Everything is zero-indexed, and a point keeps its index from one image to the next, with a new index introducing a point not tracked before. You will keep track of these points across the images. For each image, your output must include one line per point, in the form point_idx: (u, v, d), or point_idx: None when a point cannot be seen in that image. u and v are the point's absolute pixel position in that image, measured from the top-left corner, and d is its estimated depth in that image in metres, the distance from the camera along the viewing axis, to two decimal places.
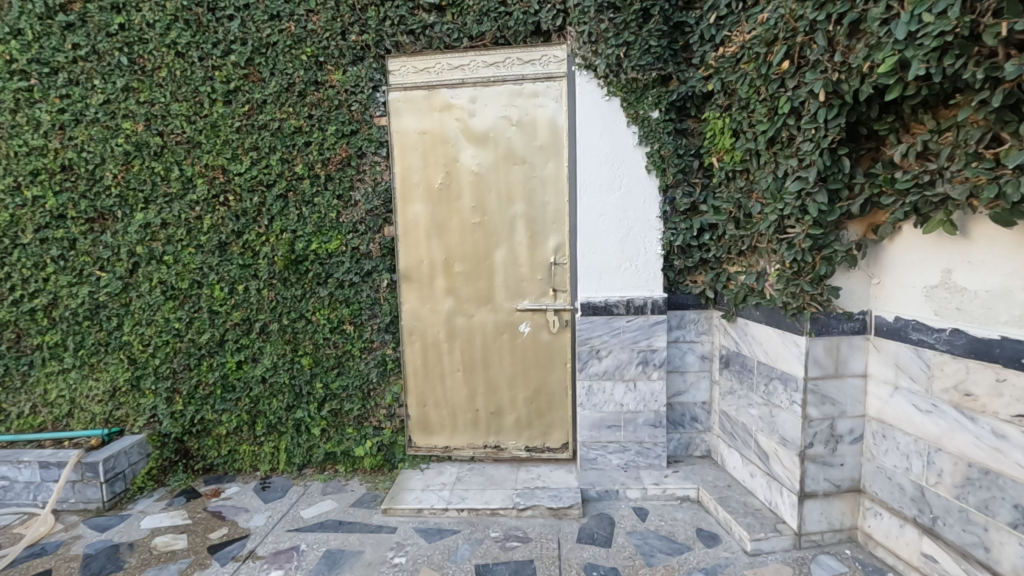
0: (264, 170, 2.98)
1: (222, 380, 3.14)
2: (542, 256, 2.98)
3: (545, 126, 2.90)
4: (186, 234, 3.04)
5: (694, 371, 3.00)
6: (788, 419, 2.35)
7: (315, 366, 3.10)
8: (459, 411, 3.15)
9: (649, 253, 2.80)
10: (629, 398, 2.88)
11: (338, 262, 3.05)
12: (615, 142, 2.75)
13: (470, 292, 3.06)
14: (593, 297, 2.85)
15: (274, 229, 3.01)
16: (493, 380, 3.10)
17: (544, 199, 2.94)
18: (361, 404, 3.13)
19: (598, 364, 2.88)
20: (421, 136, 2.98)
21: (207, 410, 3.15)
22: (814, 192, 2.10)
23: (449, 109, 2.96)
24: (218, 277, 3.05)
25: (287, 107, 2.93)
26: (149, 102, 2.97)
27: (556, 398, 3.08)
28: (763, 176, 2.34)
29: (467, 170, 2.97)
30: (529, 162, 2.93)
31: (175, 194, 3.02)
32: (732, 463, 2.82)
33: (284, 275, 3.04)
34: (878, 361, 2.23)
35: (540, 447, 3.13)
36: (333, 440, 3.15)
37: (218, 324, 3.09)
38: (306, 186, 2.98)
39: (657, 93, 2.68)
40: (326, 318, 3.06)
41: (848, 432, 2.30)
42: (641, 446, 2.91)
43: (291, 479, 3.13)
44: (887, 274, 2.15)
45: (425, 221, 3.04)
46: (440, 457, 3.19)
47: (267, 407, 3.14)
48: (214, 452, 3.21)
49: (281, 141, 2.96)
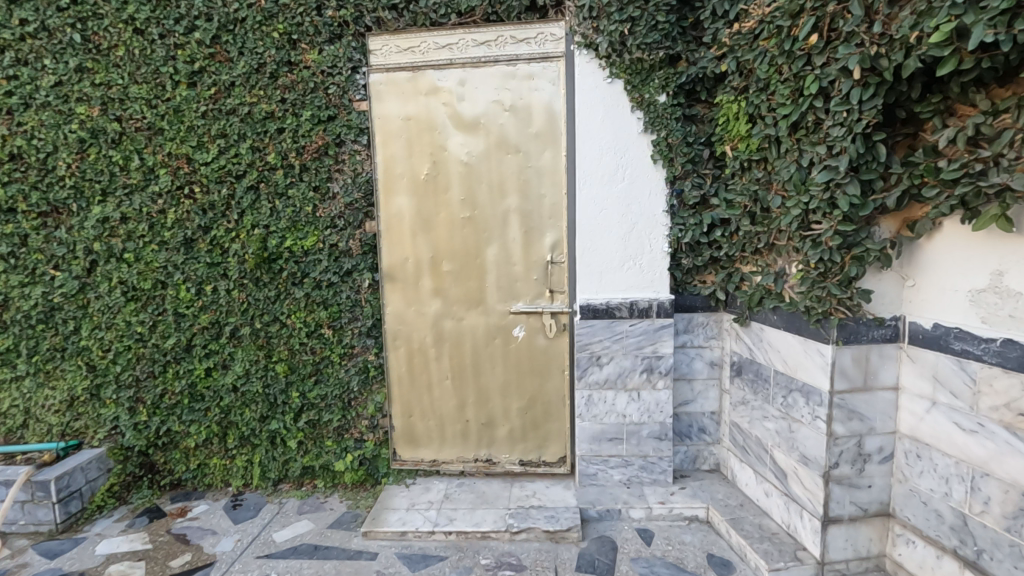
0: (233, 159, 2.71)
1: (190, 389, 2.89)
2: (537, 254, 2.73)
3: (541, 111, 2.65)
4: (149, 229, 2.78)
5: (702, 379, 2.77)
6: (810, 436, 2.12)
7: (291, 373, 2.85)
8: (448, 422, 2.90)
9: (654, 251, 2.56)
10: (632, 409, 2.65)
11: (315, 260, 2.79)
12: (617, 129, 2.51)
13: (459, 292, 2.80)
14: (593, 299, 2.61)
15: (245, 224, 2.75)
16: (485, 389, 2.85)
17: (540, 192, 2.70)
18: (341, 415, 2.87)
19: (598, 371, 2.65)
20: (405, 122, 2.72)
21: (174, 420, 2.91)
22: (845, 183, 1.86)
23: (435, 93, 2.69)
24: (185, 277, 2.79)
25: (257, 90, 2.66)
26: (106, 84, 2.70)
27: (552, 408, 2.84)
28: (783, 166, 2.10)
29: (456, 160, 2.72)
30: (523, 151, 2.67)
31: (135, 186, 2.75)
32: (744, 479, 2.59)
33: (256, 275, 2.78)
34: (913, 373, 1.99)
35: (535, 461, 2.88)
36: (311, 454, 2.90)
37: (184, 328, 2.84)
38: (279, 178, 2.72)
39: (664, 75, 2.44)
40: (303, 321, 2.81)
41: (878, 450, 2.08)
42: (645, 460, 2.69)
43: (265, 496, 2.89)
44: (924, 276, 1.92)
45: (410, 215, 2.78)
46: (427, 472, 2.94)
47: (239, 418, 2.89)
48: (182, 466, 2.95)
49: (251, 127, 2.69)
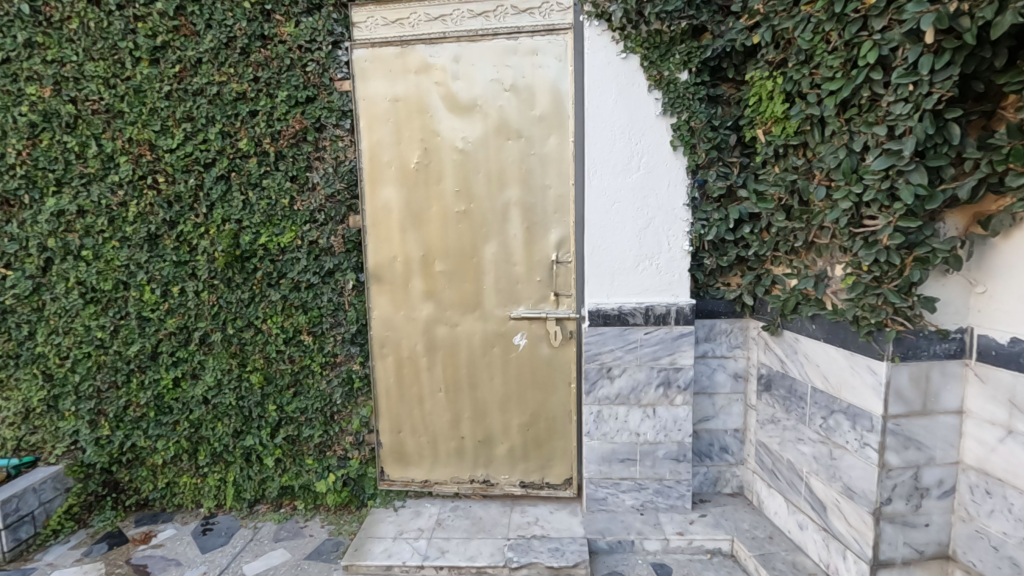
0: (201, 145, 2.42)
1: (156, 401, 2.62)
2: (541, 253, 2.44)
3: (546, 91, 2.35)
4: (109, 224, 2.49)
5: (725, 394, 2.48)
6: (857, 466, 1.83)
7: (267, 385, 2.57)
8: (441, 439, 2.61)
9: (673, 249, 2.27)
10: (646, 427, 2.37)
11: (293, 259, 2.49)
12: (632, 110, 2.21)
13: (453, 295, 2.51)
14: (604, 304, 2.31)
15: (215, 219, 2.46)
16: (482, 403, 2.56)
17: (544, 182, 2.40)
18: (322, 431, 2.59)
19: (609, 385, 2.36)
20: (392, 104, 2.42)
21: (139, 435, 2.64)
22: (908, 170, 1.56)
23: (426, 70, 2.39)
24: (149, 277, 2.51)
25: (226, 67, 2.37)
26: (59, 61, 2.40)
27: (557, 425, 2.54)
28: (829, 152, 1.79)
29: (450, 146, 2.42)
30: (525, 137, 2.38)
31: (93, 175, 2.46)
32: (773, 507, 2.30)
33: (227, 275, 2.50)
34: (981, 396, 1.69)
35: (537, 483, 2.59)
36: (290, 473, 2.62)
37: (149, 333, 2.56)
38: (252, 166, 2.42)
39: (687, 49, 2.14)
40: (280, 326, 2.52)
41: (937, 483, 1.78)
42: (661, 483, 2.40)
43: (239, 519, 2.61)
44: (1000, 282, 1.61)
45: (399, 208, 2.49)
46: (418, 493, 2.66)
47: (210, 432, 2.61)
48: (149, 485, 2.68)
49: (220, 110, 2.40)
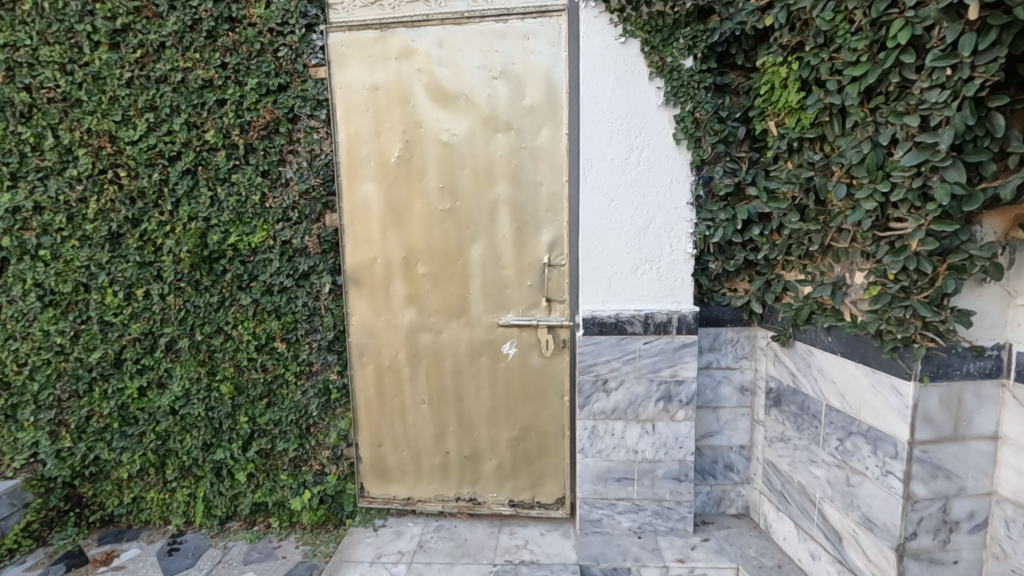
0: (165, 137, 2.24)
1: (120, 411, 2.44)
2: (531, 255, 2.26)
3: (538, 80, 2.16)
4: (68, 222, 2.31)
5: (730, 408, 2.30)
6: (877, 495, 1.65)
7: (238, 395, 2.39)
8: (425, 455, 2.44)
9: (675, 252, 2.09)
10: (644, 444, 2.19)
11: (265, 260, 2.31)
12: (631, 100, 2.02)
13: (437, 300, 2.33)
14: (599, 311, 2.13)
15: (180, 217, 2.28)
16: (468, 416, 2.38)
17: (536, 179, 2.21)
18: (297, 444, 2.41)
19: (605, 399, 2.18)
20: (372, 92, 2.23)
21: (103, 447, 2.46)
22: (943, 167, 1.37)
23: (408, 56, 2.20)
24: (111, 279, 2.33)
25: (192, 53, 2.18)
26: (12, 45, 2.22)
27: (549, 440, 2.36)
28: (850, 145, 1.60)
29: (434, 139, 2.23)
30: (515, 129, 2.19)
31: (50, 169, 2.28)
32: (782, 532, 2.12)
33: (194, 277, 2.32)
34: (1020, 421, 1.51)
35: (527, 502, 2.41)
36: (263, 488, 2.45)
37: (112, 339, 2.38)
38: (220, 160, 2.24)
39: (691, 32, 1.95)
40: (251, 333, 2.34)
41: (968, 516, 1.59)
42: (660, 505, 2.22)
43: (209, 537, 2.44)
44: None
45: (379, 206, 2.31)
46: (400, 510, 2.49)
47: (178, 445, 2.44)
48: (114, 500, 2.52)
49: (185, 99, 2.21)
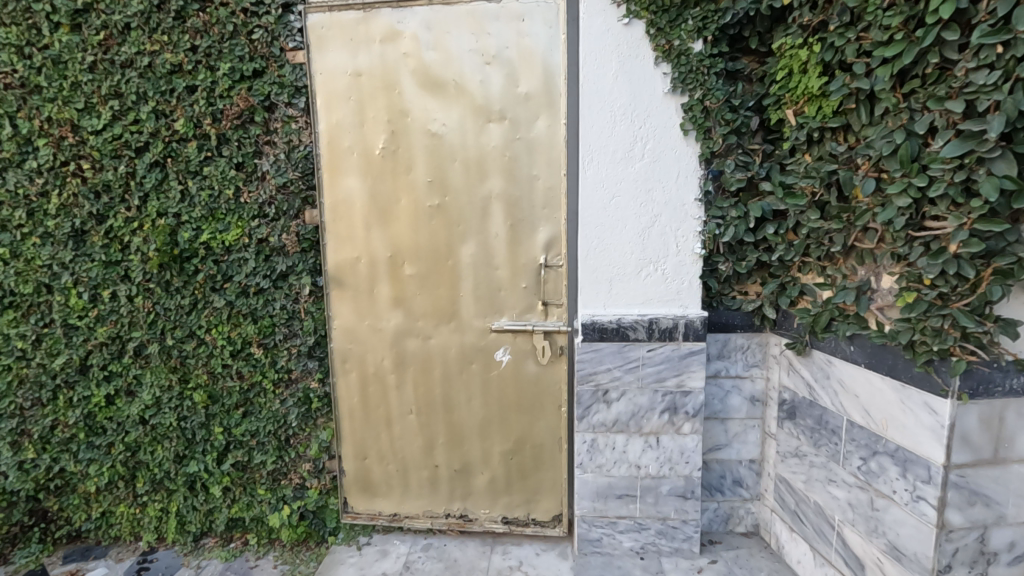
0: (131, 127, 2.08)
1: (87, 421, 2.27)
2: (527, 255, 2.09)
3: (534, 65, 1.99)
4: (28, 218, 2.13)
5: (740, 419, 2.14)
6: (907, 523, 1.49)
7: (212, 404, 2.24)
8: (413, 468, 2.29)
9: (682, 253, 1.93)
10: (648, 459, 2.03)
11: (240, 260, 2.15)
12: (635, 87, 1.86)
13: (425, 303, 2.17)
14: (600, 316, 1.97)
15: (149, 213, 2.12)
16: (459, 427, 2.23)
17: (531, 173, 2.05)
18: (275, 457, 2.25)
19: (605, 410, 2.03)
20: (354, 79, 2.07)
21: (68, 459, 2.29)
22: (990, 158, 1.22)
23: (393, 39, 2.03)
24: (75, 279, 2.16)
25: (159, 35, 2.02)
26: None
27: (545, 453, 2.21)
28: (879, 135, 1.44)
29: (421, 130, 2.07)
30: (509, 119, 2.02)
31: (7, 160, 2.10)
32: (796, 555, 1.97)
33: (165, 277, 2.15)
34: None
35: (522, 520, 2.26)
36: (240, 503, 2.29)
37: (76, 343, 2.21)
38: (191, 151, 2.08)
39: (701, 12, 1.78)
40: (226, 337, 2.18)
41: (1008, 547, 1.43)
42: (664, 524, 2.07)
43: (181, 555, 2.28)
44: None
45: (363, 201, 2.14)
46: (387, 527, 2.34)
47: (149, 457, 2.28)
48: (82, 515, 2.35)
49: (153, 85, 2.05)
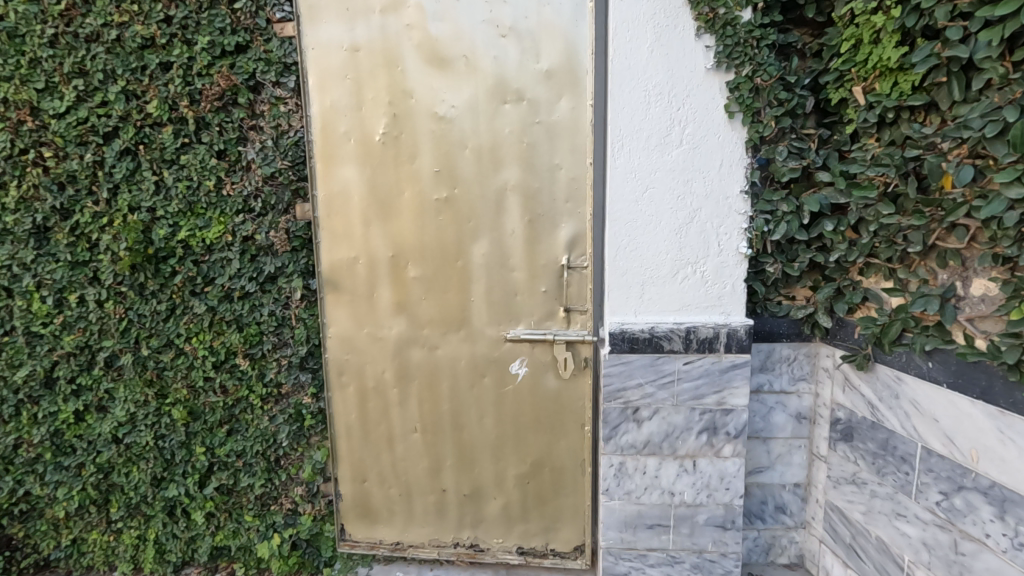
0: (98, 109, 1.83)
1: (54, 440, 2.03)
2: (546, 255, 1.86)
3: (555, 37, 1.74)
4: None
5: (783, 440, 1.91)
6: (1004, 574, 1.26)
7: (193, 421, 2.00)
8: (417, 492, 2.05)
9: (725, 253, 1.69)
10: (683, 486, 1.80)
11: (223, 260, 1.91)
12: (674, 61, 1.62)
13: (431, 308, 1.93)
14: (630, 324, 1.74)
15: (119, 207, 1.87)
16: (469, 447, 1.99)
17: (552, 161, 1.81)
18: (264, 480, 2.03)
19: (635, 430, 1.79)
20: (351, 54, 1.82)
21: (34, 481, 2.04)
22: None
23: (395, 8, 1.79)
24: (37, 281, 1.91)
25: (128, 4, 1.77)
26: None
27: (566, 477, 1.98)
28: (979, 113, 1.21)
29: (427, 112, 1.83)
30: (527, 99, 1.78)
31: None
32: None
33: (138, 280, 1.91)
34: None
35: (539, 551, 2.03)
36: (225, 531, 2.06)
37: (40, 354, 1.96)
38: (166, 137, 1.84)
39: None
40: (208, 347, 1.95)
41: None
42: (701, 557, 1.84)
43: None
44: None
45: (361, 194, 1.90)
46: (388, 557, 2.11)
47: (124, 479, 2.05)
48: (50, 543, 2.11)
49: (122, 62, 1.80)
